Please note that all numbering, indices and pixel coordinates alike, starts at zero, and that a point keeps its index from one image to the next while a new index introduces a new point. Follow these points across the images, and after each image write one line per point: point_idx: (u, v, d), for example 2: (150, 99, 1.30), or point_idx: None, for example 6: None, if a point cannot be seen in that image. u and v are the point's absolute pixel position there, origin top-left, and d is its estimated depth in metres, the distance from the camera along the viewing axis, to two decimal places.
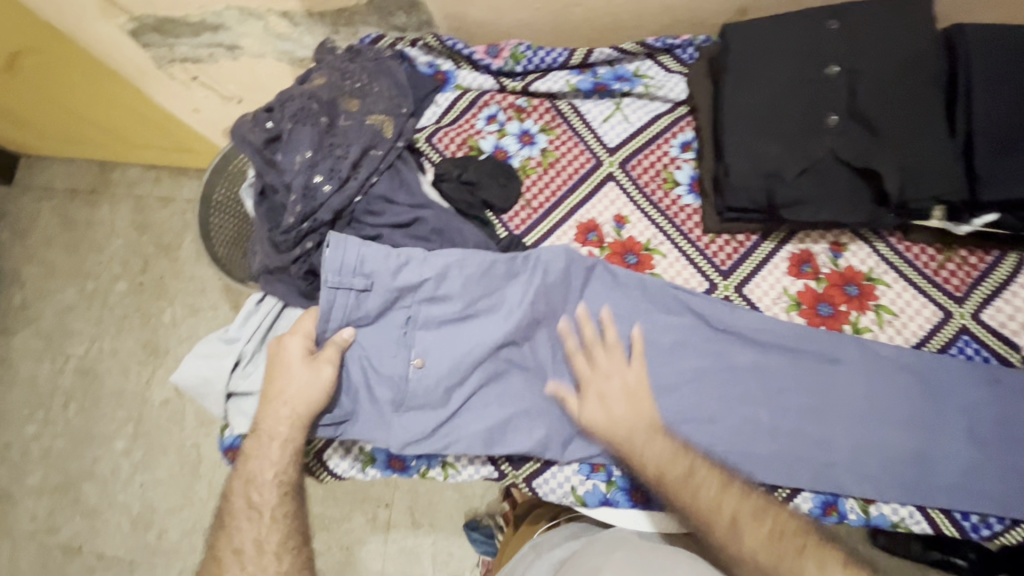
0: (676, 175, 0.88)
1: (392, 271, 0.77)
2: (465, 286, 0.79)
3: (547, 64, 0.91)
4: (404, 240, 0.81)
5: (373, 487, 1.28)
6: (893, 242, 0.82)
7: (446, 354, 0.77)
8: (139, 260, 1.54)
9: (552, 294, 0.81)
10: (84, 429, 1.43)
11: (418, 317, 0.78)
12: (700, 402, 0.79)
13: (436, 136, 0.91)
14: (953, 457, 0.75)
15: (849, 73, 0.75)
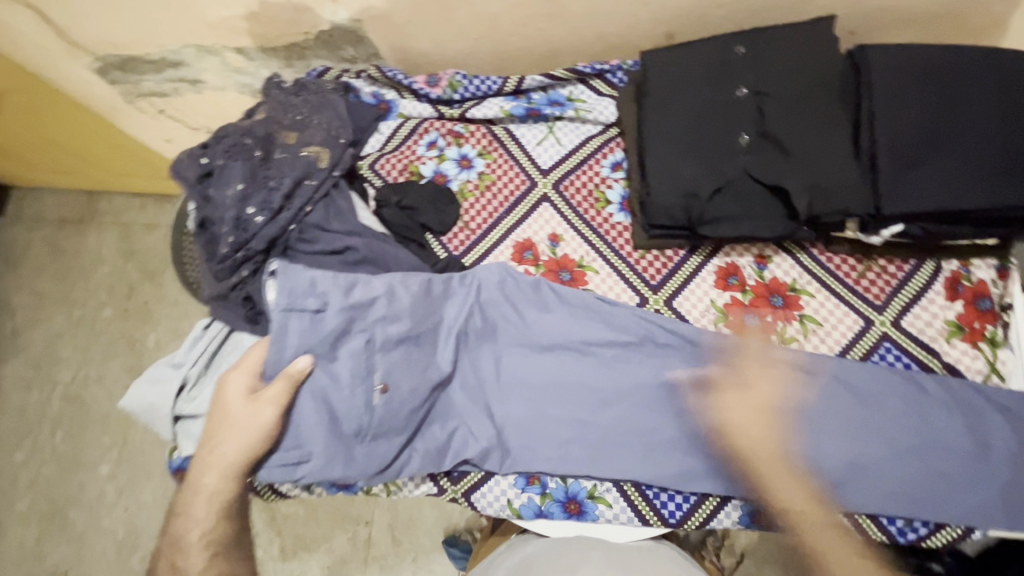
0: (607, 195, 0.91)
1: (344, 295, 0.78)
2: (412, 304, 0.81)
3: (483, 91, 0.96)
4: (342, 265, 0.84)
5: (353, 505, 1.30)
6: (815, 253, 0.85)
7: (405, 373, 0.79)
8: (124, 286, 1.58)
9: (491, 310, 0.85)
10: (71, 454, 1.46)
11: (375, 337, 0.79)
12: (633, 414, 0.81)
13: (379, 162, 0.96)
14: (881, 464, 0.76)
15: (757, 95, 0.79)
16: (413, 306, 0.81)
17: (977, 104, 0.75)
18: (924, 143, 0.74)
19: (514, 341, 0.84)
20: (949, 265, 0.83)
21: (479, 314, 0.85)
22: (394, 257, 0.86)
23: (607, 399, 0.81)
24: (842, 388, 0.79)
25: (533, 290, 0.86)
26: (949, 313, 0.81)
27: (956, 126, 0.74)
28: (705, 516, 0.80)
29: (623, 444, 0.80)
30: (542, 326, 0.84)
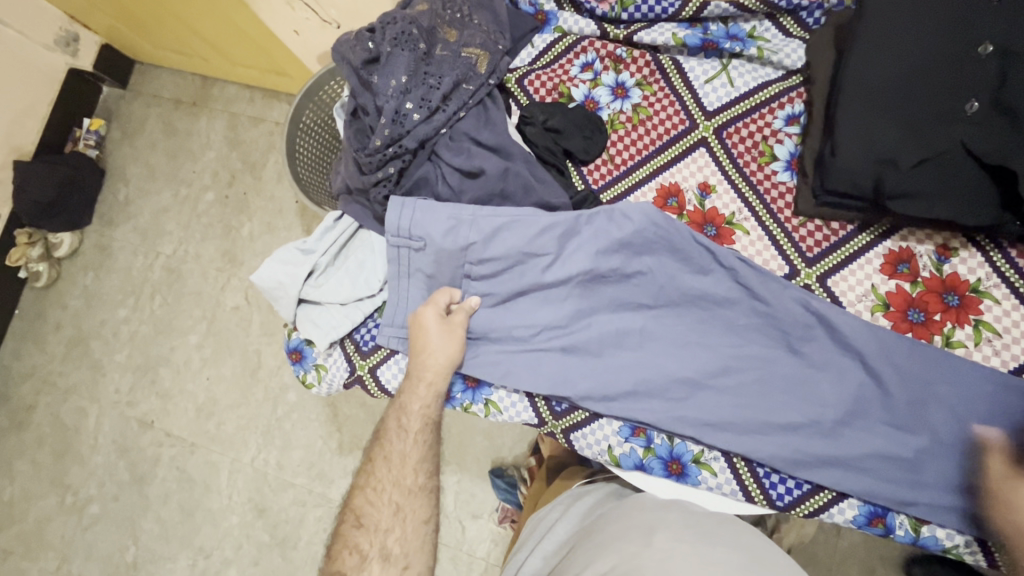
0: (775, 150, 0.82)
1: (442, 233, 0.77)
2: (518, 246, 0.78)
3: (655, 14, 0.85)
4: (474, 183, 0.79)
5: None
6: (1012, 256, 0.74)
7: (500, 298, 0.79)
8: (228, 171, 1.64)
9: (609, 261, 0.77)
10: (165, 320, 1.58)
11: (473, 274, 0.79)
12: (760, 390, 0.75)
13: (527, 78, 0.90)
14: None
15: (1004, 56, 0.66)
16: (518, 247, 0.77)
17: None
18: None
19: (644, 295, 0.78)
20: None
21: (600, 263, 0.77)
22: (526, 185, 0.79)
23: (734, 373, 0.76)
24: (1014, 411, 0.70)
25: (668, 246, 0.78)
26: None
27: None
28: (814, 508, 0.75)
29: (743, 419, 0.75)
30: (673, 280, 0.78)
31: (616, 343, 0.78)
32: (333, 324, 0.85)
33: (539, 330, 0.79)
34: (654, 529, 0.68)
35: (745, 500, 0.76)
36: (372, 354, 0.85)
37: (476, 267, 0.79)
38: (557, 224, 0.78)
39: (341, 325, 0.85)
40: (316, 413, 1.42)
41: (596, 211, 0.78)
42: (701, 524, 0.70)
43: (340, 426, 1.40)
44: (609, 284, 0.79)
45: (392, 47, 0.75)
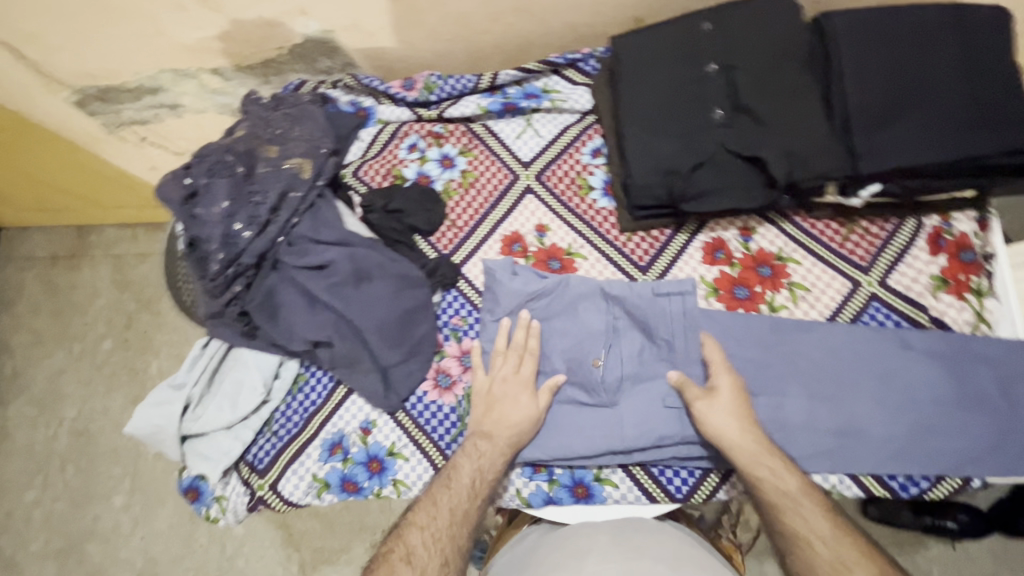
0: (590, 181, 0.92)
1: (304, 317, 0.78)
2: (385, 316, 0.80)
3: (459, 90, 0.96)
4: (320, 276, 0.79)
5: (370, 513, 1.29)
6: (798, 222, 0.86)
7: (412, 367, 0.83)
8: (120, 315, 1.58)
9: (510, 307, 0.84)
10: (82, 490, 1.46)
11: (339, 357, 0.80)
12: (645, 394, 0.80)
13: (361, 169, 0.97)
14: (895, 415, 0.76)
15: (726, 70, 0.79)
16: (390, 314, 0.80)
17: (946, 59, 0.75)
18: (898, 104, 0.74)
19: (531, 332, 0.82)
20: (931, 221, 0.83)
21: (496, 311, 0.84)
22: (379, 264, 0.81)
23: (626, 382, 0.81)
24: (853, 350, 0.79)
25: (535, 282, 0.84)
26: (933, 268, 0.81)
27: (928, 84, 0.74)
28: (708, 494, 0.80)
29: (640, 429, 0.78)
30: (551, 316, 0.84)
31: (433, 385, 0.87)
32: (223, 451, 0.84)
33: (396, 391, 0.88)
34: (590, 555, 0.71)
35: (649, 501, 0.80)
36: (270, 470, 0.85)
37: (348, 345, 0.79)
38: (416, 297, 0.82)
39: (232, 449, 0.85)
40: (268, 539, 1.34)
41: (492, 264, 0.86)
42: (627, 539, 0.73)
43: (297, 546, 1.32)
44: (487, 327, 0.85)
45: (210, 177, 0.79)
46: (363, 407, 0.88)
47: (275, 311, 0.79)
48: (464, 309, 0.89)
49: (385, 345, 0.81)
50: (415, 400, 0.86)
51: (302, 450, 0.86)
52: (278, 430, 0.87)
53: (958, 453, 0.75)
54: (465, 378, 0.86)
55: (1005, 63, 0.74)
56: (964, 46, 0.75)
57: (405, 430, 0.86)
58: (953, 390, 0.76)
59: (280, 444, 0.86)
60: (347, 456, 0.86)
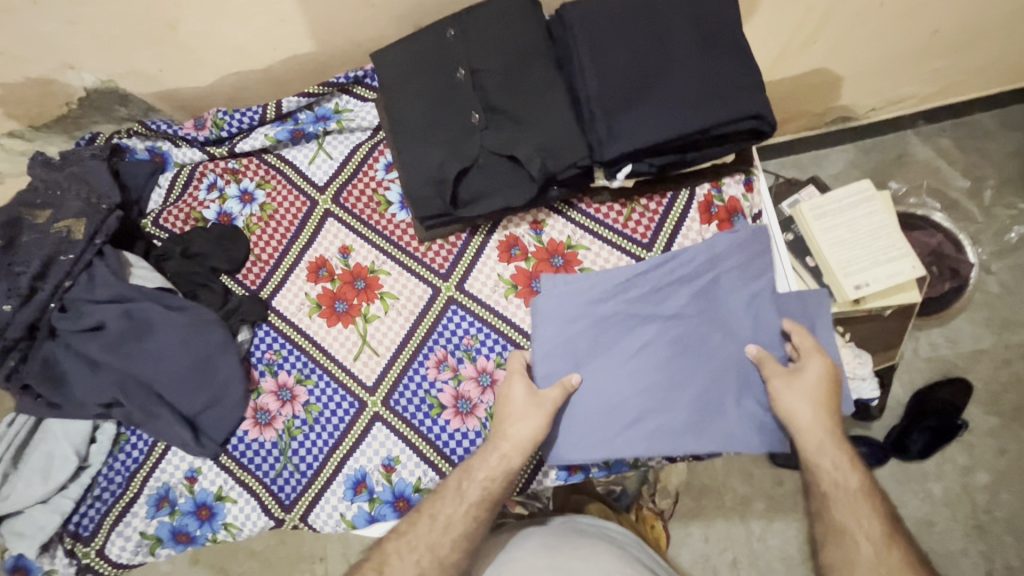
0: (386, 197, 0.92)
1: (84, 378, 0.79)
2: (179, 367, 0.81)
3: (246, 123, 0.95)
4: (94, 339, 0.79)
5: (304, 544, 1.26)
6: (583, 208, 0.88)
7: (226, 410, 0.84)
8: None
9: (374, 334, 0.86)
10: None
11: (133, 413, 0.80)
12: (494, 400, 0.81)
13: (162, 217, 0.96)
14: (687, 378, 0.79)
15: (475, 74, 0.81)
16: (184, 363, 0.81)
17: (676, 37, 0.78)
18: (635, 86, 0.77)
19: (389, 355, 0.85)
20: (703, 189, 0.87)
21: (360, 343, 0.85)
22: (153, 320, 0.81)
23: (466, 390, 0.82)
24: (649, 322, 0.81)
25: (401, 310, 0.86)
26: (707, 235, 0.85)
27: (660, 63, 0.77)
28: (524, 483, 0.85)
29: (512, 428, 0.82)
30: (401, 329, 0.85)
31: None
32: (39, 526, 0.82)
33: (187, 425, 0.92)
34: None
35: None
36: (95, 535, 0.84)
37: (137, 399, 0.80)
38: (210, 340, 0.82)
39: (48, 523, 0.82)
40: None
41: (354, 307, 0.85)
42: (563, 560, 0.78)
43: None
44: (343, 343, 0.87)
45: None
46: (186, 456, 0.86)
47: (60, 380, 0.80)
48: (276, 341, 0.89)
49: (185, 393, 0.82)
50: (237, 440, 0.86)
51: (126, 510, 0.85)
52: (100, 494, 0.86)
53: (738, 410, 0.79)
54: (285, 413, 0.86)
55: (733, 34, 0.79)
56: (691, 21, 0.78)
57: (230, 472, 0.86)
58: (729, 352, 0.79)
59: (103, 508, 0.85)
60: (175, 508, 0.85)
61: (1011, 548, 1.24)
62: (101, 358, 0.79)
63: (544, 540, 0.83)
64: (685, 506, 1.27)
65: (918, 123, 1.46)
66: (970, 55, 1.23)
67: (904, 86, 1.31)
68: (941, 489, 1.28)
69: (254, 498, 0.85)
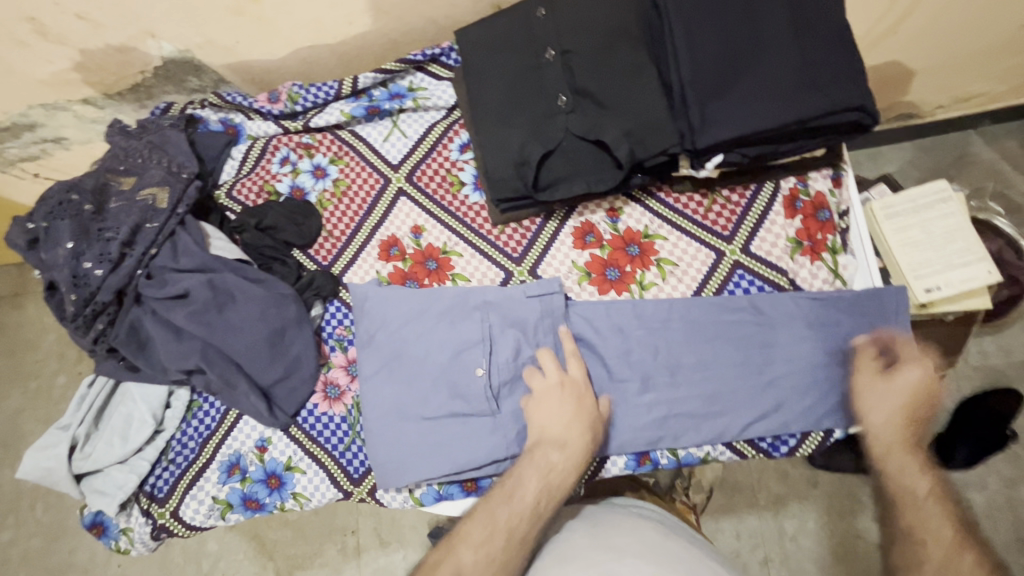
0: (460, 177, 0.92)
1: (167, 347, 0.80)
2: (254, 340, 0.81)
3: (322, 98, 0.95)
4: (179, 307, 0.80)
5: (338, 516, 1.29)
6: (662, 197, 0.86)
7: (300, 384, 0.85)
8: (27, 352, 1.43)
9: (425, 321, 0.82)
10: None
11: (211, 383, 0.82)
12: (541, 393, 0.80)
13: (235, 189, 0.97)
14: (748, 377, 0.79)
15: (563, 55, 0.79)
16: (260, 335, 0.81)
17: (777, 22, 0.75)
18: (730, 72, 0.75)
19: (438, 344, 0.81)
20: (787, 182, 0.84)
21: (408, 329, 0.82)
22: (234, 291, 0.82)
23: (518, 379, 0.81)
24: (714, 326, 0.81)
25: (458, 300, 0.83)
26: (790, 231, 0.83)
27: (759, 48, 0.75)
28: (592, 472, 0.82)
29: None
30: (449, 317, 0.82)
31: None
32: (119, 485, 0.85)
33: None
34: (579, 560, 0.73)
35: None
36: (170, 497, 0.87)
37: (213, 368, 0.80)
38: (285, 314, 0.83)
39: (128, 482, 0.85)
40: (243, 551, 1.29)
41: (411, 305, 0.83)
42: (607, 539, 0.76)
43: (273, 556, 1.28)
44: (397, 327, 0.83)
45: (52, 220, 0.79)
46: (256, 426, 0.88)
47: (146, 346, 0.83)
48: (347, 317, 0.90)
49: (259, 366, 0.82)
50: (306, 413, 0.86)
51: (200, 474, 0.87)
52: (175, 458, 0.88)
53: (812, 408, 0.79)
54: (354, 388, 0.87)
55: (831, 23, 0.76)
56: (793, 6, 0.75)
57: (300, 443, 0.86)
58: (806, 350, 0.79)
59: (178, 471, 0.87)
60: (246, 476, 0.87)
61: None
62: (183, 327, 0.80)
63: (585, 523, 0.81)
64: (718, 501, 1.28)
65: (984, 124, 1.41)
66: None
67: (979, 85, 1.26)
68: (985, 500, 1.25)
69: (325, 471, 0.85)
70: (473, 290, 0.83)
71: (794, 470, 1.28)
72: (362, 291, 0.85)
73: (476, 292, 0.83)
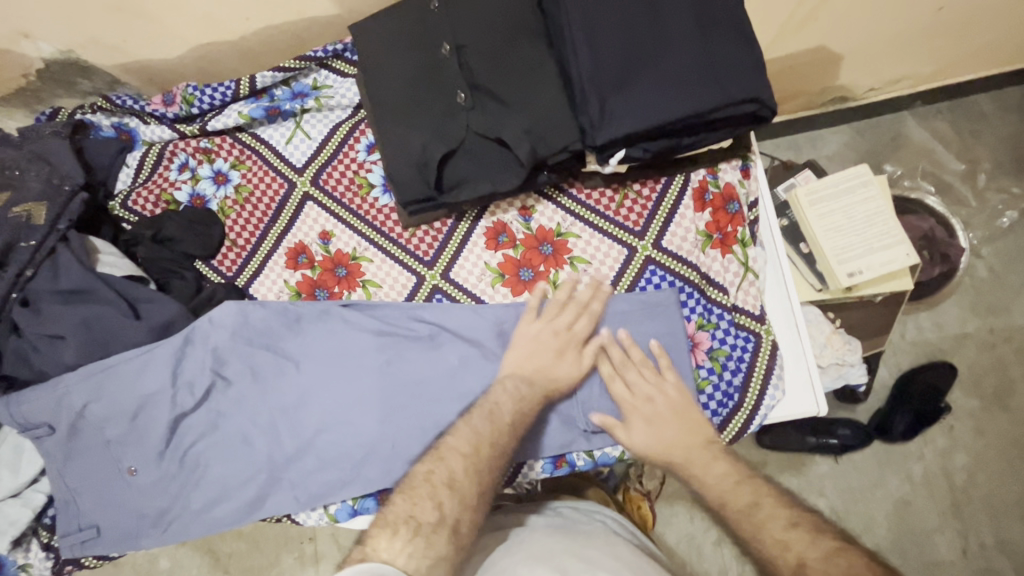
0: (368, 179, 0.88)
1: (47, 409, 0.76)
2: (135, 388, 0.77)
3: (219, 99, 0.91)
4: (65, 344, 0.76)
5: (290, 526, 1.24)
6: (573, 193, 0.85)
7: (196, 426, 0.79)
8: None
9: (326, 340, 0.81)
10: None
11: (101, 434, 0.78)
12: (451, 404, 0.79)
13: (131, 198, 0.91)
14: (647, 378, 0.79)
15: (459, 50, 0.76)
16: (145, 377, 0.77)
17: (671, 11, 0.74)
18: (626, 66, 0.73)
19: (341, 362, 0.80)
20: (698, 175, 0.84)
21: (308, 349, 0.81)
22: (116, 328, 0.77)
23: (426, 388, 0.80)
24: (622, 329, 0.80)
25: (360, 314, 0.82)
26: (700, 224, 0.83)
27: (655, 39, 0.73)
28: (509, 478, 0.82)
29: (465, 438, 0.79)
30: (354, 335, 0.81)
31: (216, 445, 0.79)
32: (10, 520, 0.79)
33: (187, 445, 0.79)
34: (544, 560, 0.70)
35: None
36: None
37: (100, 421, 0.78)
38: (171, 347, 0.78)
39: (20, 517, 0.80)
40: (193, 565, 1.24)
41: (313, 323, 0.81)
42: (576, 545, 0.74)
43: (226, 568, 1.23)
44: (304, 346, 0.81)
45: None
46: None
47: (24, 399, 0.76)
48: None
49: (147, 413, 0.78)
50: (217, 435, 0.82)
51: None
52: None
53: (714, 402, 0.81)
54: None
55: (730, 13, 0.75)
56: None
57: (208, 483, 0.79)
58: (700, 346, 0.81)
59: None
60: None
61: (985, 523, 1.26)
62: (66, 380, 0.77)
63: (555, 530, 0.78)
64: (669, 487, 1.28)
65: (914, 105, 1.43)
66: (972, 33, 1.19)
67: (903, 66, 1.27)
68: (921, 470, 1.29)
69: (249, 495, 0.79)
70: (379, 307, 0.82)
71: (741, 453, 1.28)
72: (247, 311, 0.80)
73: (383, 311, 0.82)
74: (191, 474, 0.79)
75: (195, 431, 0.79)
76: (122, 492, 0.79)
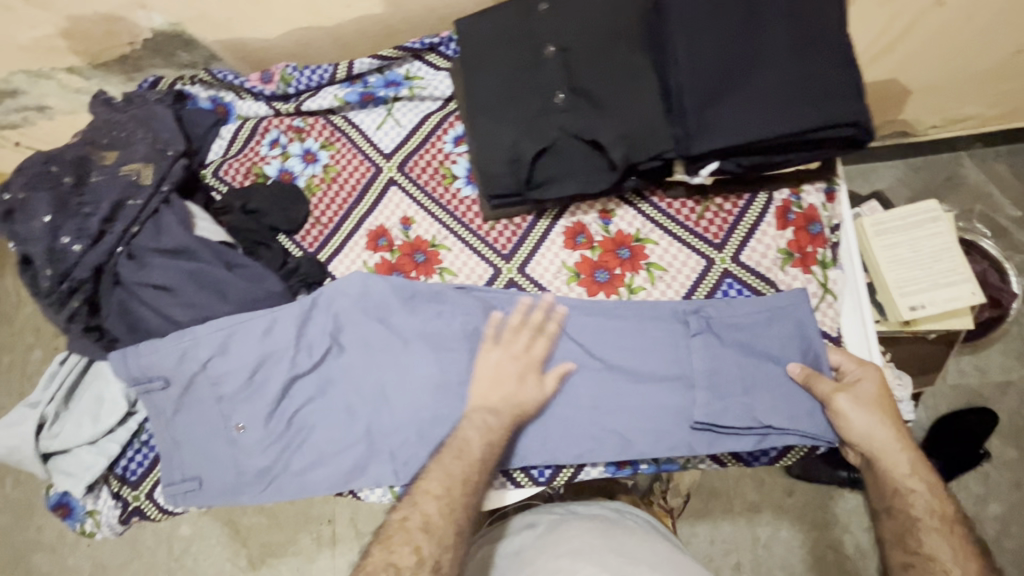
0: (453, 170, 0.90)
1: (171, 359, 0.79)
2: (258, 346, 0.80)
3: (315, 82, 0.93)
4: (168, 296, 0.80)
5: (313, 506, 1.25)
6: (655, 201, 0.86)
7: (305, 390, 0.82)
8: None
9: (431, 320, 0.82)
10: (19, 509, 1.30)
11: (218, 388, 0.81)
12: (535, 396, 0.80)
13: (222, 169, 0.95)
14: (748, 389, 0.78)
15: (563, 52, 0.79)
16: (268, 337, 0.80)
17: (776, 30, 0.74)
18: (723, 81, 0.74)
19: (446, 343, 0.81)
20: (781, 194, 0.85)
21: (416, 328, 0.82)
22: (217, 289, 0.81)
23: None
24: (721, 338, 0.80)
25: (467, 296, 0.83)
26: (781, 242, 0.83)
27: (756, 57, 0.74)
28: (568, 476, 0.82)
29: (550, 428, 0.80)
30: (459, 317, 0.82)
31: (323, 411, 0.82)
32: (86, 466, 0.83)
33: (295, 408, 0.81)
34: (588, 558, 0.73)
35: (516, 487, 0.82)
36: (143, 481, 0.84)
37: (219, 375, 0.80)
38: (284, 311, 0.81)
39: (95, 464, 0.83)
40: (214, 533, 1.26)
41: (428, 302, 0.83)
42: (618, 542, 0.77)
43: (246, 540, 1.25)
44: (404, 323, 0.82)
45: (29, 191, 0.77)
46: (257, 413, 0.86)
47: (133, 349, 0.80)
48: None
49: (268, 372, 0.80)
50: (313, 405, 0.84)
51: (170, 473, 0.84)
52: (148, 440, 0.86)
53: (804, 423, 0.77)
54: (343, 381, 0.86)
55: (833, 36, 0.75)
56: (789, 15, 0.75)
57: (309, 447, 0.81)
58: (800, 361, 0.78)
59: (151, 454, 0.85)
60: None
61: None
62: (196, 331, 0.80)
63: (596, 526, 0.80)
64: (694, 507, 1.27)
65: (973, 147, 1.42)
66: None
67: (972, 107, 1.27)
68: None
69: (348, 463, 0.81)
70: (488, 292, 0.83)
71: (770, 479, 1.26)
72: (346, 285, 0.82)
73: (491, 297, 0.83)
74: (296, 436, 0.81)
75: (303, 396, 0.82)
76: (227, 448, 0.81)
